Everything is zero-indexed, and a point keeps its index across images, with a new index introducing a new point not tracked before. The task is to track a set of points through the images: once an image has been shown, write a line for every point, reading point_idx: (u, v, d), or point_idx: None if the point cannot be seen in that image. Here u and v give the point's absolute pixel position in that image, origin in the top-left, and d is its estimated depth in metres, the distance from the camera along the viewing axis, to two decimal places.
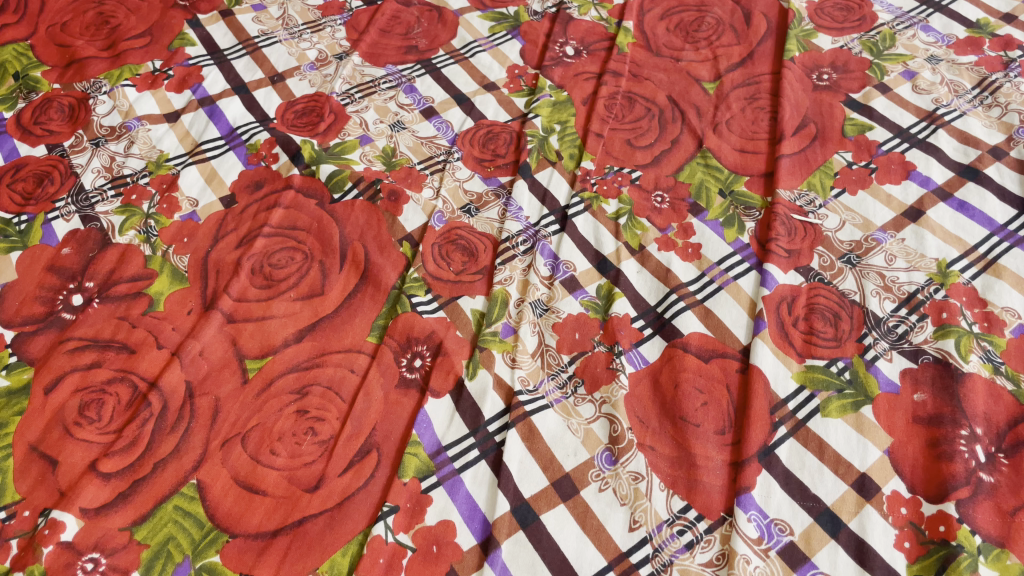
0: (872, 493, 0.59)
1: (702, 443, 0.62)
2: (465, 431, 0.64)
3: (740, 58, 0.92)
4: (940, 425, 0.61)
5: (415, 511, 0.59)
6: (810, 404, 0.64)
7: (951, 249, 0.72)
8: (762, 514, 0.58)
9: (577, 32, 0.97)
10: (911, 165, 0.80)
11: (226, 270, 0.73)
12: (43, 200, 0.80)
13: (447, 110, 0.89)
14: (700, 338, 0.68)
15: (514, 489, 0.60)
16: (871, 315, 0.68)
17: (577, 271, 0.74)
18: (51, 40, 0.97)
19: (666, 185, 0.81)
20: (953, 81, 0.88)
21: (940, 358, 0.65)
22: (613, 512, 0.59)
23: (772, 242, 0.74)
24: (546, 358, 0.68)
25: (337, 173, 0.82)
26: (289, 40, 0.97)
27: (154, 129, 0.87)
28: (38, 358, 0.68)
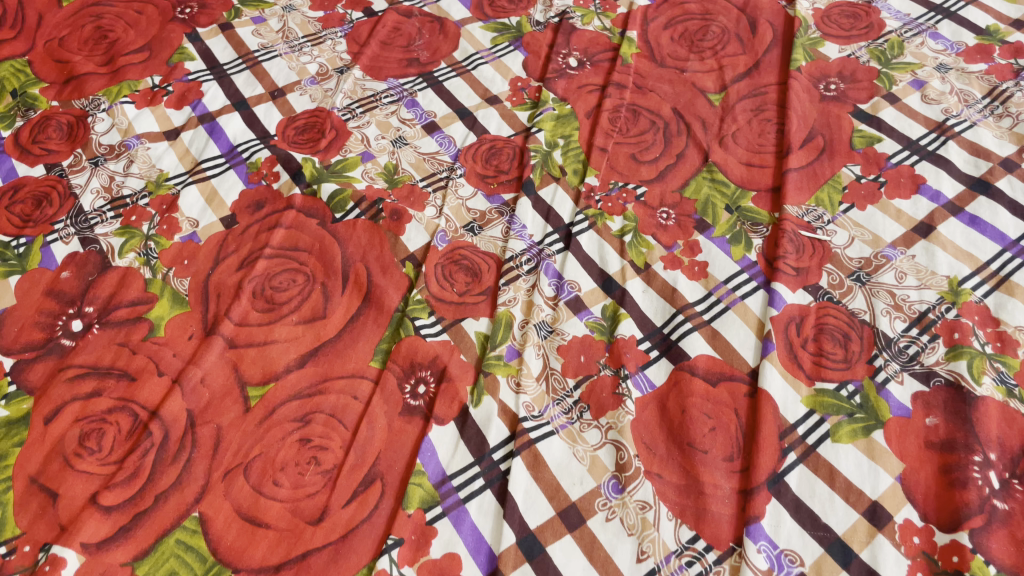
0: (884, 522, 0.58)
1: (709, 470, 0.61)
2: (470, 459, 0.63)
3: (746, 68, 0.91)
4: (953, 451, 0.60)
5: (420, 543, 0.59)
6: (820, 429, 0.63)
7: (963, 266, 0.71)
8: (771, 545, 0.58)
9: (581, 42, 0.96)
10: (921, 178, 0.78)
11: (227, 294, 0.72)
12: (43, 222, 0.80)
13: (449, 124, 0.88)
14: (707, 360, 0.67)
15: (520, 519, 0.60)
16: (882, 335, 0.67)
17: (581, 291, 0.73)
18: (49, 56, 0.96)
19: (672, 201, 0.80)
20: (963, 90, 0.86)
21: (952, 380, 0.64)
22: (621, 543, 0.59)
23: (780, 259, 0.72)
24: (551, 381, 0.67)
25: (339, 192, 0.81)
26: (290, 54, 0.96)
27: (154, 147, 0.87)
28: (38, 387, 0.67)
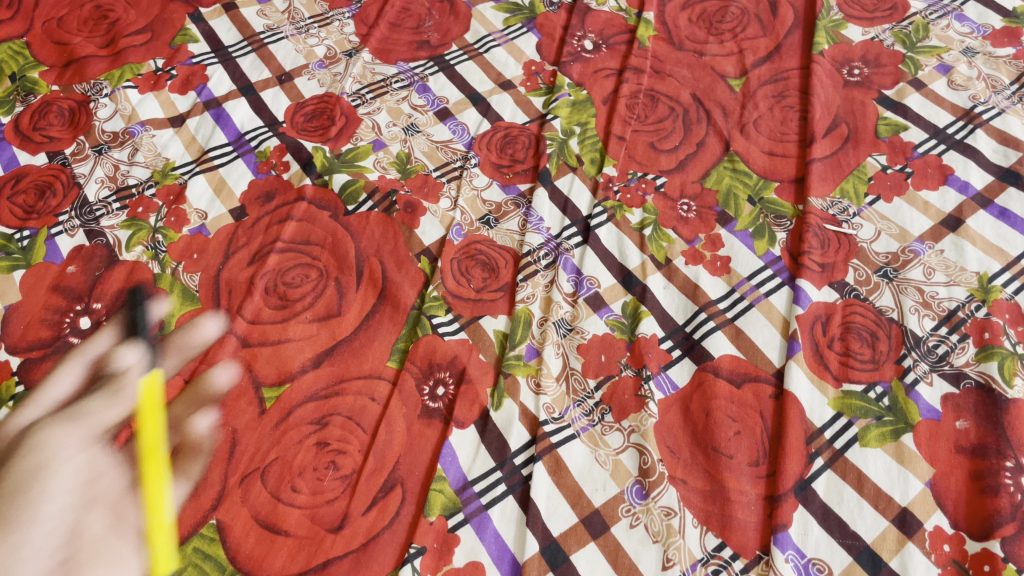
0: (914, 529, 0.57)
1: (735, 476, 0.60)
2: (491, 464, 0.62)
3: (767, 51, 0.88)
4: (984, 456, 0.59)
5: (443, 551, 0.58)
6: (848, 433, 0.62)
7: (993, 262, 0.69)
8: (799, 554, 0.57)
9: (596, 24, 0.93)
10: (948, 169, 0.76)
11: (238, 291, 0.71)
12: (46, 213, 0.78)
13: (462, 111, 0.86)
14: (732, 360, 0.66)
15: (542, 527, 0.59)
16: (911, 334, 0.66)
17: (601, 288, 0.71)
18: (48, 38, 0.93)
19: (693, 192, 0.78)
20: (991, 76, 0.84)
21: (983, 383, 0.62)
22: (647, 550, 0.58)
23: (805, 255, 0.71)
24: (572, 382, 0.66)
25: (350, 183, 0.79)
26: (296, 36, 0.94)
27: (159, 135, 0.84)
28: (46, 388, 0.66)
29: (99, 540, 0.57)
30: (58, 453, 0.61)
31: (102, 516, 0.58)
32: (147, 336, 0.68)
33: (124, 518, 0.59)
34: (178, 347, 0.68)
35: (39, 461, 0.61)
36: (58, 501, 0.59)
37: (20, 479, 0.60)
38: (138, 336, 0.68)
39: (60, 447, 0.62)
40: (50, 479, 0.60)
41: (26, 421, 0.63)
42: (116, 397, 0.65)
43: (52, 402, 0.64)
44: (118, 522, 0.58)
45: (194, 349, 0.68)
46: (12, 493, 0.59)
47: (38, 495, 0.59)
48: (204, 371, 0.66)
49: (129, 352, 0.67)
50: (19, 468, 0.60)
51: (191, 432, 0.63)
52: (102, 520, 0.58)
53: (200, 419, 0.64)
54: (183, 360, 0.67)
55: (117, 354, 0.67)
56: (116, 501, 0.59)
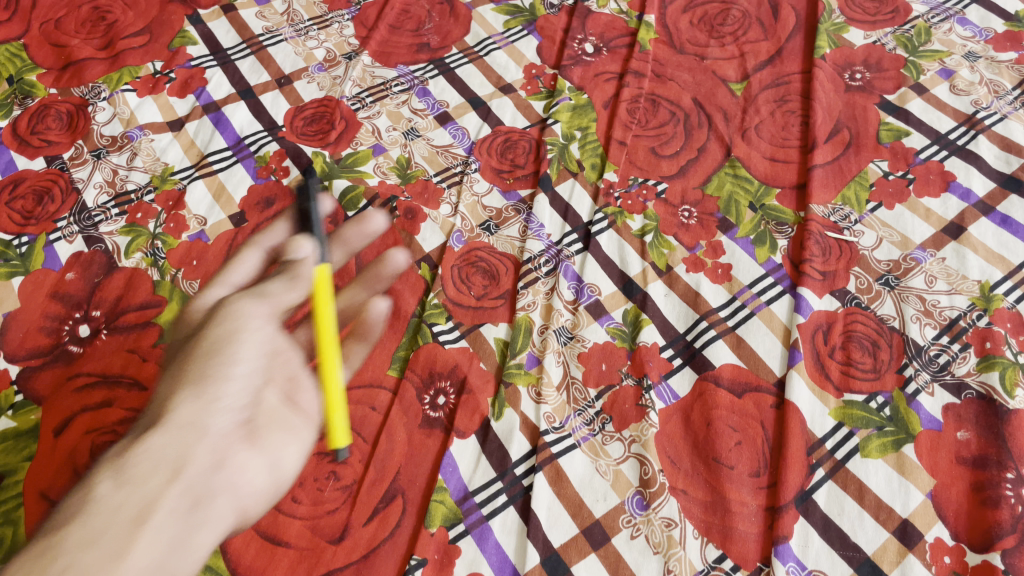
0: (914, 541, 0.57)
1: (736, 487, 0.60)
2: (492, 475, 0.62)
3: (769, 55, 0.88)
4: (984, 468, 0.59)
5: (444, 563, 0.58)
6: (849, 444, 0.62)
7: (994, 270, 0.69)
8: (800, 566, 0.57)
9: (597, 27, 0.93)
10: (950, 175, 0.76)
11: None
12: (45, 219, 0.77)
13: (463, 115, 0.86)
14: (732, 370, 0.66)
15: (543, 539, 0.59)
16: (912, 343, 0.66)
17: (602, 295, 0.71)
18: (45, 40, 0.93)
19: (694, 199, 0.77)
20: (993, 80, 0.83)
21: (984, 393, 0.62)
22: (647, 561, 0.58)
23: (806, 263, 0.71)
24: (572, 391, 0.66)
25: (351, 189, 0.79)
26: (295, 38, 0.93)
27: (158, 139, 0.84)
28: (45, 396, 0.65)
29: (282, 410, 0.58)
30: (244, 322, 0.57)
31: (283, 384, 0.59)
32: (320, 232, 0.63)
33: (299, 391, 0.59)
34: (374, 278, 0.71)
35: (228, 328, 0.56)
36: (243, 365, 0.55)
37: (213, 338, 0.56)
38: (310, 230, 0.63)
39: (249, 318, 0.57)
40: (238, 343, 0.56)
41: (213, 298, 0.64)
42: (296, 283, 0.59)
43: (231, 286, 0.65)
44: (298, 390, 0.59)
45: (366, 241, 0.73)
46: (205, 354, 0.55)
47: (228, 358, 0.55)
48: (379, 256, 0.72)
49: (303, 244, 0.62)
50: (209, 332, 0.57)
51: (366, 312, 0.68)
52: (277, 394, 0.58)
53: (375, 305, 0.68)
54: (349, 253, 0.72)
55: (274, 245, 0.66)
56: (292, 366, 0.60)
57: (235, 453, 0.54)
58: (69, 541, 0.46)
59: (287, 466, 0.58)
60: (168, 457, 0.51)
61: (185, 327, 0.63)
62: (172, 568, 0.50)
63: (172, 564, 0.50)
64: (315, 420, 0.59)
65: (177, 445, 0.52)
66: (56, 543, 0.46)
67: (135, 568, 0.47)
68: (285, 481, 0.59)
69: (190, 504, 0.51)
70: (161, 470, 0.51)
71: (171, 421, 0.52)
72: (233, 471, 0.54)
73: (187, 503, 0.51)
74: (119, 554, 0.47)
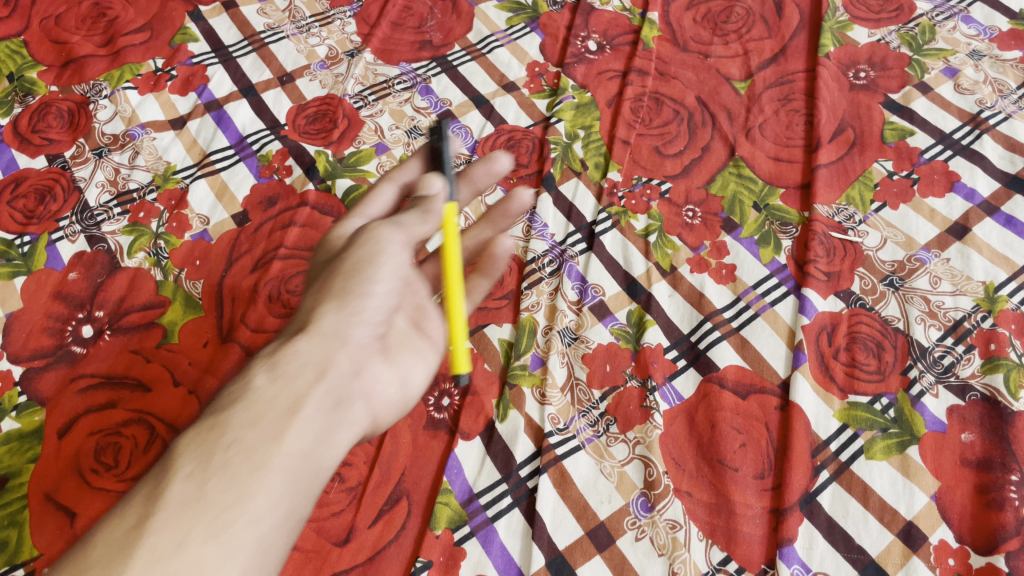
0: (919, 543, 0.57)
1: (740, 489, 0.60)
2: (497, 476, 0.62)
3: (773, 53, 0.87)
4: (989, 470, 0.59)
5: (449, 565, 0.58)
6: (853, 446, 0.62)
7: (999, 271, 0.69)
8: (804, 568, 0.57)
9: (600, 24, 0.92)
10: (955, 175, 0.75)
11: (242, 299, 0.70)
12: (47, 219, 0.77)
13: (466, 113, 0.85)
14: (737, 371, 0.66)
15: (548, 541, 0.59)
16: (916, 344, 0.66)
17: (605, 296, 0.71)
18: (46, 36, 0.92)
19: (697, 198, 0.77)
20: (997, 79, 0.82)
21: (988, 396, 0.62)
22: (652, 563, 0.58)
23: (810, 263, 0.71)
24: (577, 393, 0.66)
25: (354, 187, 0.78)
26: (297, 35, 0.93)
27: (159, 137, 0.83)
28: (49, 397, 0.65)
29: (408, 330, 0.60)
30: (383, 246, 0.56)
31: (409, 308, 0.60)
32: (451, 176, 0.61)
33: (426, 316, 0.61)
34: (501, 215, 0.67)
35: (369, 250, 0.55)
36: (383, 283, 0.55)
37: (354, 259, 0.55)
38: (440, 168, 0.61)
39: (388, 243, 0.56)
40: (378, 266, 0.55)
41: (352, 227, 0.64)
42: (431, 216, 0.58)
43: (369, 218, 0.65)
44: (424, 315, 0.61)
45: (493, 179, 0.68)
46: (348, 271, 0.55)
47: (369, 276, 0.55)
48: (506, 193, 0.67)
49: (434, 180, 0.58)
50: (351, 251, 0.56)
51: (495, 249, 0.65)
52: (406, 321, 0.59)
53: (502, 239, 0.65)
54: (474, 191, 0.68)
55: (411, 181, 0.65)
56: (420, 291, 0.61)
57: (371, 365, 0.54)
58: (232, 424, 0.45)
59: (415, 385, 0.59)
60: (314, 361, 0.50)
61: (325, 251, 0.62)
62: (320, 463, 0.48)
63: (320, 460, 0.48)
64: (440, 346, 0.61)
65: (321, 350, 0.51)
66: (221, 425, 0.45)
67: (290, 453, 0.46)
68: (411, 400, 0.59)
69: (334, 406, 0.50)
70: (308, 370, 0.50)
71: (316, 329, 0.52)
72: (370, 380, 0.54)
73: (332, 404, 0.50)
74: (275, 438, 0.46)
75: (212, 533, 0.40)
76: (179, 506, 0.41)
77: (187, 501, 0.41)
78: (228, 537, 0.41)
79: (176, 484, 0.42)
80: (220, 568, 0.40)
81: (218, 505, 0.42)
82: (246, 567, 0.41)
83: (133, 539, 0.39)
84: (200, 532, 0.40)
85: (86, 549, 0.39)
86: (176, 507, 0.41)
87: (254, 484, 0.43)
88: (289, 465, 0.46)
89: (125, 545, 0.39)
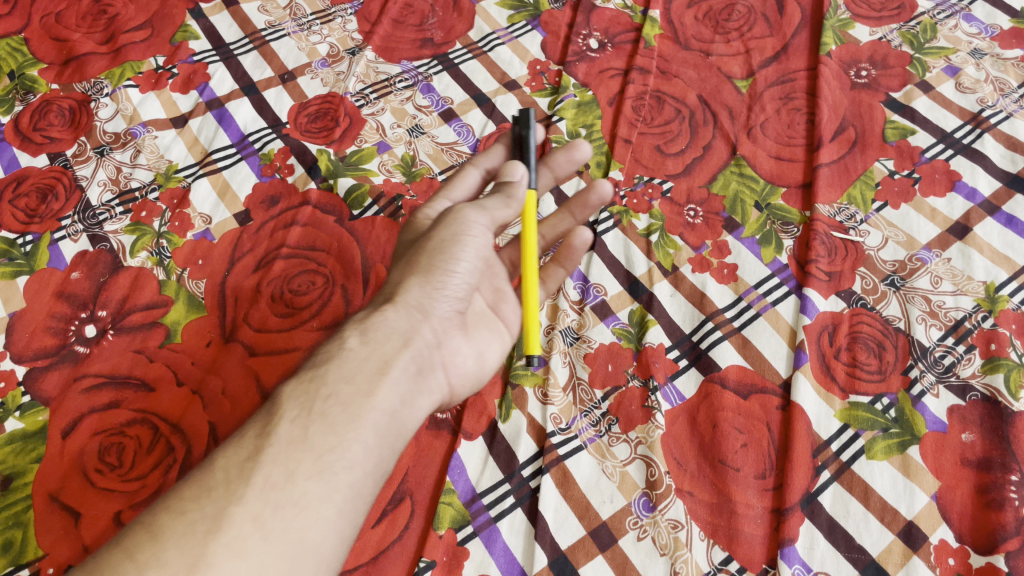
0: (919, 543, 0.57)
1: (741, 489, 0.61)
2: (499, 476, 0.63)
3: (774, 52, 0.87)
4: (989, 470, 0.59)
5: (453, 565, 0.59)
6: (854, 445, 0.62)
7: (1000, 270, 0.69)
8: (805, 568, 0.57)
9: (601, 22, 0.92)
10: (956, 175, 0.75)
11: (245, 298, 0.71)
12: (49, 218, 0.77)
13: (467, 112, 0.85)
14: (738, 371, 0.66)
15: (550, 541, 0.59)
16: (917, 344, 0.66)
17: (607, 295, 0.72)
18: (46, 34, 0.92)
19: (699, 198, 0.77)
20: (998, 78, 0.82)
21: (988, 396, 0.62)
22: (654, 562, 0.58)
23: (812, 263, 0.71)
24: (578, 392, 0.67)
25: (356, 187, 0.78)
26: (298, 33, 0.92)
27: (161, 136, 0.83)
28: (53, 397, 0.66)
29: (484, 314, 0.66)
30: (468, 228, 0.63)
31: (487, 296, 0.67)
32: (531, 167, 0.68)
33: (502, 302, 0.68)
34: (581, 205, 0.73)
35: (454, 231, 0.62)
36: (465, 262, 0.62)
37: (440, 239, 0.62)
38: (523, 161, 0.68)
39: (471, 225, 0.63)
40: (462, 247, 0.62)
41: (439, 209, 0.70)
42: (512, 201, 0.65)
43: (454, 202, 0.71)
44: (501, 302, 0.68)
45: (574, 167, 0.74)
46: (434, 250, 0.61)
47: (452, 255, 0.61)
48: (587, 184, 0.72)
49: (516, 167, 0.66)
50: (437, 231, 0.62)
51: (573, 239, 0.71)
52: (484, 301, 0.67)
53: (581, 231, 0.71)
54: (554, 179, 0.75)
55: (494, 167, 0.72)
56: (496, 282, 0.68)
57: (450, 338, 0.60)
58: (330, 377, 0.51)
59: (490, 360, 0.64)
60: (401, 331, 0.56)
61: (411, 232, 0.67)
62: (404, 422, 0.53)
63: (405, 419, 0.53)
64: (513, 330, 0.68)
65: (407, 322, 0.57)
66: (321, 377, 0.50)
67: (380, 409, 0.50)
68: (487, 375, 0.64)
69: (417, 371, 0.55)
70: (395, 338, 0.55)
71: (403, 301, 0.58)
72: (450, 352, 0.60)
73: (416, 369, 0.55)
74: (369, 393, 0.51)
75: (315, 471, 0.46)
76: (286, 444, 0.46)
77: (294, 439, 0.46)
78: (328, 477, 0.46)
79: (283, 424, 0.47)
80: (320, 502, 0.45)
81: (318, 447, 0.47)
82: (342, 505, 0.46)
83: (247, 469, 0.45)
84: (306, 469, 0.45)
85: (207, 473, 0.45)
86: (284, 446, 0.46)
87: (349, 433, 0.48)
88: (379, 420, 0.50)
89: (242, 473, 0.45)
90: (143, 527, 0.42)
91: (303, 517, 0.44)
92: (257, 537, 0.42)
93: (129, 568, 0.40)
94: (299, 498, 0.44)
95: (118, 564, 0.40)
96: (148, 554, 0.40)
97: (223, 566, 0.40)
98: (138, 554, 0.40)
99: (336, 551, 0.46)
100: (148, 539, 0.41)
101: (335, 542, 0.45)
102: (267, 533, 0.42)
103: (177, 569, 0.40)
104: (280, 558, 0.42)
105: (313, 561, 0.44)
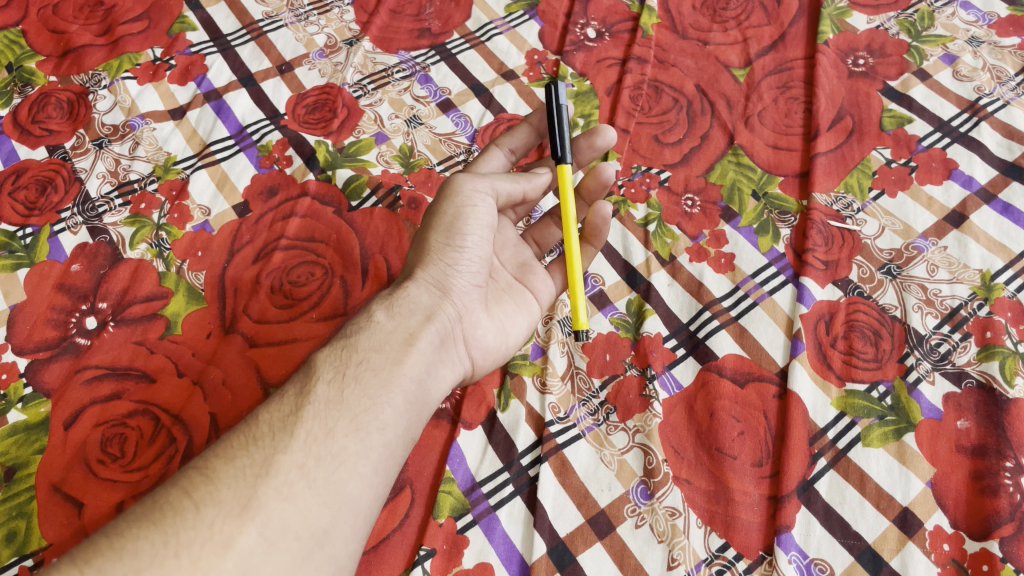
0: (915, 529, 0.57)
1: (739, 477, 0.61)
2: (499, 465, 0.63)
3: (772, 40, 0.87)
4: (984, 456, 0.59)
5: (452, 553, 0.59)
6: (851, 433, 0.62)
7: (996, 258, 0.69)
8: (801, 555, 0.58)
9: (599, 11, 0.92)
10: (953, 163, 0.76)
11: (244, 289, 0.71)
12: (48, 210, 0.77)
13: (465, 102, 0.85)
14: (735, 359, 0.67)
15: (550, 528, 0.60)
16: (913, 333, 0.66)
17: (605, 286, 0.73)
18: (43, 26, 0.92)
19: (697, 187, 0.78)
20: (996, 66, 0.82)
21: (984, 383, 0.63)
22: (651, 550, 0.59)
23: (809, 253, 0.71)
24: (577, 381, 0.67)
25: (355, 178, 0.79)
26: (296, 23, 0.92)
27: (160, 128, 0.84)
28: (55, 389, 0.66)
29: (511, 287, 0.69)
30: (469, 198, 0.63)
31: (513, 268, 0.70)
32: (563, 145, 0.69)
33: (530, 274, 0.70)
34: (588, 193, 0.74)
35: (457, 204, 0.63)
36: (473, 235, 0.63)
37: (445, 214, 0.63)
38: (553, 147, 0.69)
39: (475, 196, 0.64)
40: (466, 221, 0.63)
41: None
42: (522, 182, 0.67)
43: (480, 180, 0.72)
44: (529, 273, 0.70)
45: (597, 153, 0.75)
46: (441, 228, 0.62)
47: (461, 230, 0.62)
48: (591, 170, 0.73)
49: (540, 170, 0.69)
50: (441, 205, 0.63)
51: (593, 215, 0.70)
52: (510, 274, 0.70)
53: (601, 206, 0.70)
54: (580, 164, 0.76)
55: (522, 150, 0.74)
56: (523, 258, 0.71)
57: (473, 313, 0.63)
58: (361, 345, 0.56)
59: (513, 335, 0.66)
60: (420, 307, 0.59)
61: None
62: (430, 391, 0.57)
63: (431, 388, 0.57)
64: (544, 304, 0.70)
65: (429, 300, 0.60)
66: (352, 345, 0.56)
67: (408, 377, 0.55)
68: (513, 348, 0.66)
69: (441, 343, 0.59)
70: (418, 313, 0.59)
71: (422, 277, 0.61)
72: (472, 325, 0.63)
73: (440, 341, 0.59)
74: (398, 362, 0.55)
75: (352, 429, 0.51)
76: (324, 404, 0.52)
77: (332, 400, 0.52)
78: (363, 435, 0.51)
79: (320, 385, 0.53)
80: (357, 457, 0.50)
81: (353, 408, 0.52)
82: (376, 462, 0.51)
83: (290, 423, 0.50)
84: (341, 429, 0.51)
85: (254, 426, 0.51)
86: (322, 406, 0.51)
87: (381, 397, 0.53)
88: (408, 387, 0.55)
89: (285, 426, 0.50)
90: (196, 471, 0.48)
91: (342, 470, 0.49)
92: (303, 484, 0.48)
93: (188, 504, 0.46)
94: (338, 453, 0.50)
95: (177, 501, 0.46)
96: (203, 493, 0.46)
97: (273, 506, 0.46)
98: (195, 492, 0.46)
99: (370, 504, 0.51)
100: (202, 480, 0.47)
101: (370, 495, 0.50)
102: (311, 481, 0.48)
103: (231, 507, 0.45)
104: (322, 504, 0.48)
105: (349, 510, 0.49)
